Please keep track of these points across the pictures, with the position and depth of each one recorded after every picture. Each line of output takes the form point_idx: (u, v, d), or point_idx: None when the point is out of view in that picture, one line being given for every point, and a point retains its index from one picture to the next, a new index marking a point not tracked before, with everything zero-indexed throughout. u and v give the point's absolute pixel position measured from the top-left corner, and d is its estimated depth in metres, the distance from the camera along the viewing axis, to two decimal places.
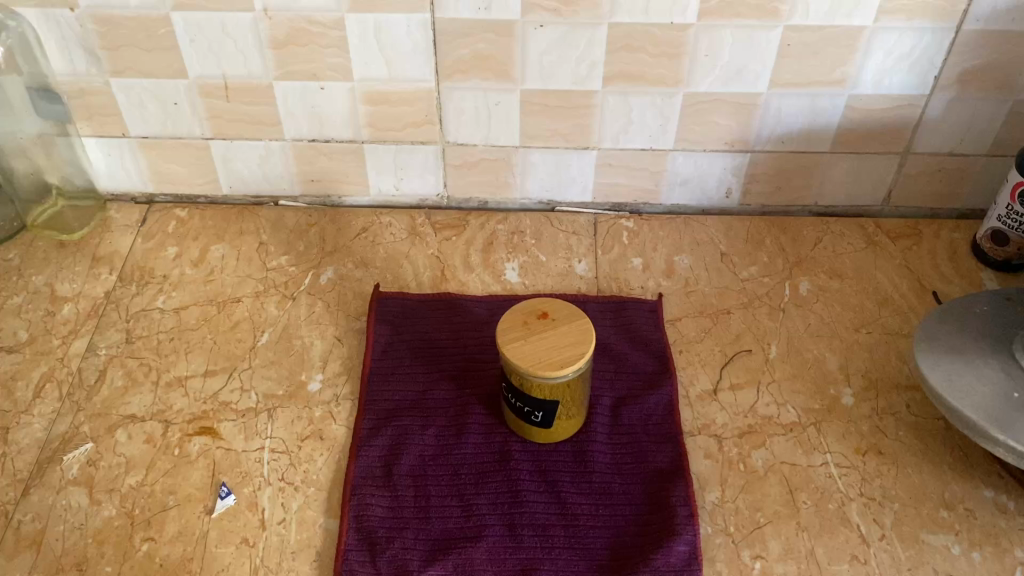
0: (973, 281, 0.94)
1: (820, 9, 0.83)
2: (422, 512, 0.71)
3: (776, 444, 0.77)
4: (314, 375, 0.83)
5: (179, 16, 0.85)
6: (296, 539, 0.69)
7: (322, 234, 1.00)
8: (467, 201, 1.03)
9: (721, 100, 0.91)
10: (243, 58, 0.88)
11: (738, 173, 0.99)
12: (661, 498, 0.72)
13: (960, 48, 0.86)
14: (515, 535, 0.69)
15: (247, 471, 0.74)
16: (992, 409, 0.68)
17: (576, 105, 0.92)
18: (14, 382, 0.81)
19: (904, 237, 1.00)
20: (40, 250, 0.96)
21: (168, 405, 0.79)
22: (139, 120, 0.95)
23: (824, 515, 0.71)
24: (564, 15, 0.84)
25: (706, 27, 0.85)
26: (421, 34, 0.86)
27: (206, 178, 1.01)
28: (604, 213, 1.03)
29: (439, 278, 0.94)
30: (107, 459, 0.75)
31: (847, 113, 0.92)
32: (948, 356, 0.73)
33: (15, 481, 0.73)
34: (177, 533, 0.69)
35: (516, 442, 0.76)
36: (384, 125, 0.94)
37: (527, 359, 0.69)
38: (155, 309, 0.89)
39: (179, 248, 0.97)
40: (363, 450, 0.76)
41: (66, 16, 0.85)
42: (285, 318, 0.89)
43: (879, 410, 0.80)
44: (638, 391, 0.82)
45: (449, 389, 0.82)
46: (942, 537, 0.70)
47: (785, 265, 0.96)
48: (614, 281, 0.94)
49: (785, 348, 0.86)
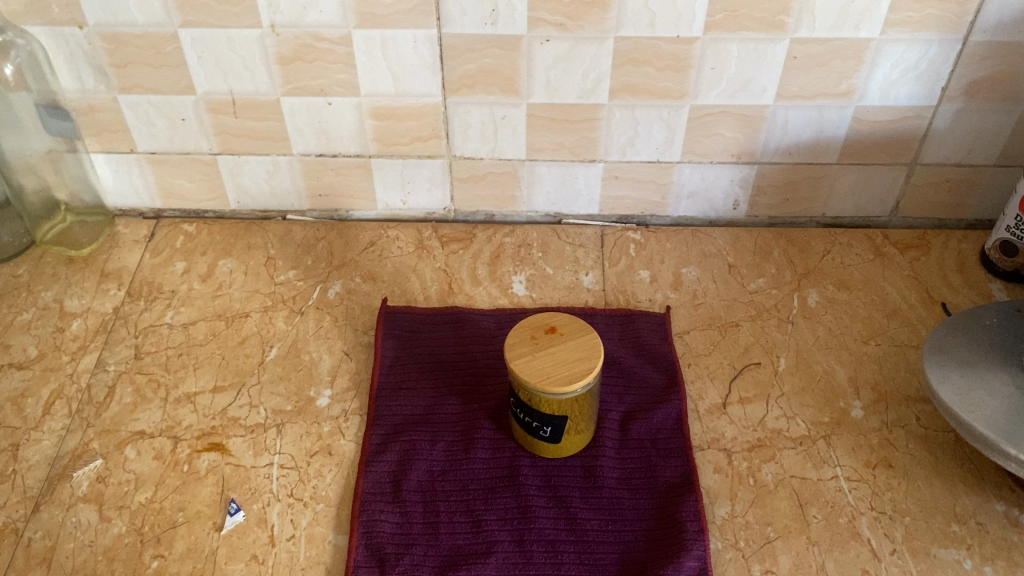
0: (982, 291, 0.93)
1: (826, 21, 0.83)
2: (431, 528, 0.71)
3: (786, 457, 0.77)
4: (323, 390, 0.83)
5: (186, 33, 0.85)
6: (305, 556, 0.69)
7: (329, 248, 1.00)
8: (474, 214, 1.04)
9: (727, 112, 0.91)
10: (251, 75, 0.89)
11: (745, 184, 0.99)
12: (671, 513, 0.72)
13: (966, 59, 0.86)
14: (524, 551, 0.69)
15: (256, 487, 0.74)
16: (1002, 422, 0.68)
17: (582, 118, 0.92)
18: (24, 399, 0.81)
19: (912, 248, 1.00)
20: (49, 266, 0.96)
21: (177, 421, 0.80)
22: (146, 136, 0.95)
23: (834, 530, 0.71)
24: (569, 30, 0.84)
25: (711, 40, 0.85)
26: (428, 51, 0.86)
27: (214, 194, 1.02)
28: (611, 225, 1.03)
29: (446, 291, 0.94)
30: (116, 476, 0.75)
31: (854, 125, 0.92)
32: (957, 370, 0.73)
33: (25, 498, 0.73)
34: (186, 551, 0.69)
35: (525, 457, 0.76)
36: (391, 140, 0.95)
37: (536, 375, 0.69)
38: (164, 324, 0.90)
39: (187, 264, 0.98)
40: (372, 465, 0.76)
41: (74, 34, 0.85)
42: (293, 333, 0.89)
43: (889, 423, 0.80)
44: (646, 405, 0.81)
45: (458, 403, 0.82)
46: (954, 552, 0.69)
47: (793, 277, 0.96)
48: (621, 294, 0.94)
49: (793, 361, 0.86)
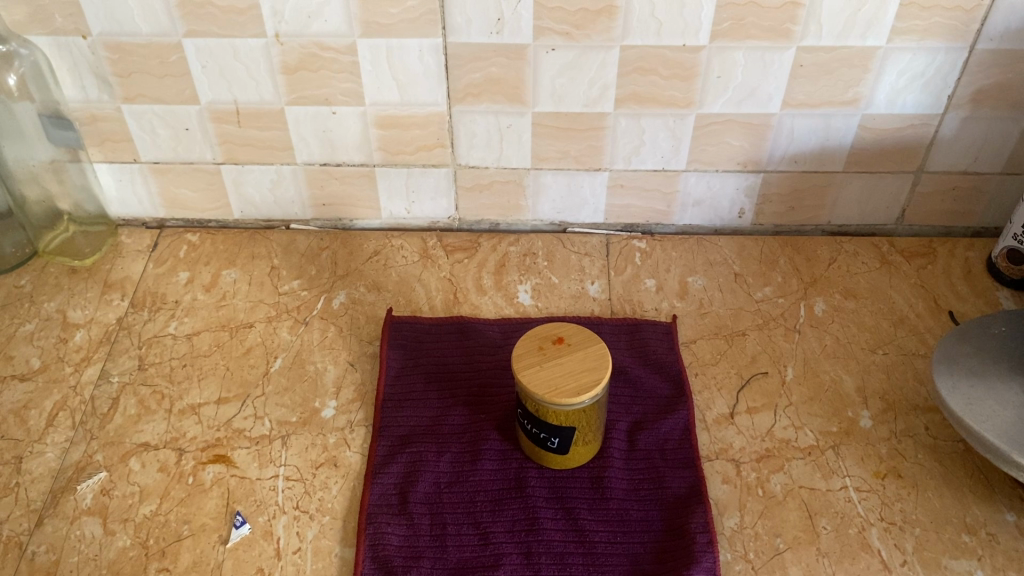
0: (988, 299, 0.93)
1: (833, 29, 0.83)
2: (439, 541, 0.70)
3: (795, 468, 0.76)
4: (328, 401, 0.82)
5: (190, 42, 0.85)
6: (312, 569, 0.68)
7: (333, 257, 1.00)
8: (478, 222, 1.03)
9: (732, 120, 0.91)
10: (256, 85, 0.89)
11: (751, 193, 0.99)
12: (680, 525, 0.71)
13: (973, 66, 0.86)
14: (532, 564, 0.68)
15: (261, 499, 0.73)
16: (1013, 432, 0.67)
17: (587, 127, 0.92)
18: (27, 411, 0.81)
19: (918, 256, 0.99)
20: (51, 276, 0.96)
21: (182, 432, 0.79)
22: (150, 146, 0.95)
23: (844, 541, 0.71)
24: (575, 39, 0.84)
25: (717, 49, 0.84)
26: (432, 59, 0.86)
27: (218, 204, 1.02)
28: (615, 234, 1.03)
29: (451, 300, 0.94)
30: (121, 488, 0.74)
31: (859, 133, 0.92)
32: (967, 380, 0.72)
33: (29, 512, 0.72)
34: (191, 564, 0.69)
35: (533, 468, 0.76)
36: (396, 149, 0.95)
37: (545, 386, 0.68)
38: (168, 335, 0.89)
39: (191, 273, 0.97)
40: (378, 478, 0.75)
41: (78, 44, 0.85)
42: (298, 343, 0.88)
43: (897, 433, 0.80)
44: (653, 415, 0.81)
45: (464, 414, 0.81)
46: (965, 563, 0.69)
47: (799, 285, 0.96)
48: (627, 303, 0.94)
49: (801, 370, 0.86)
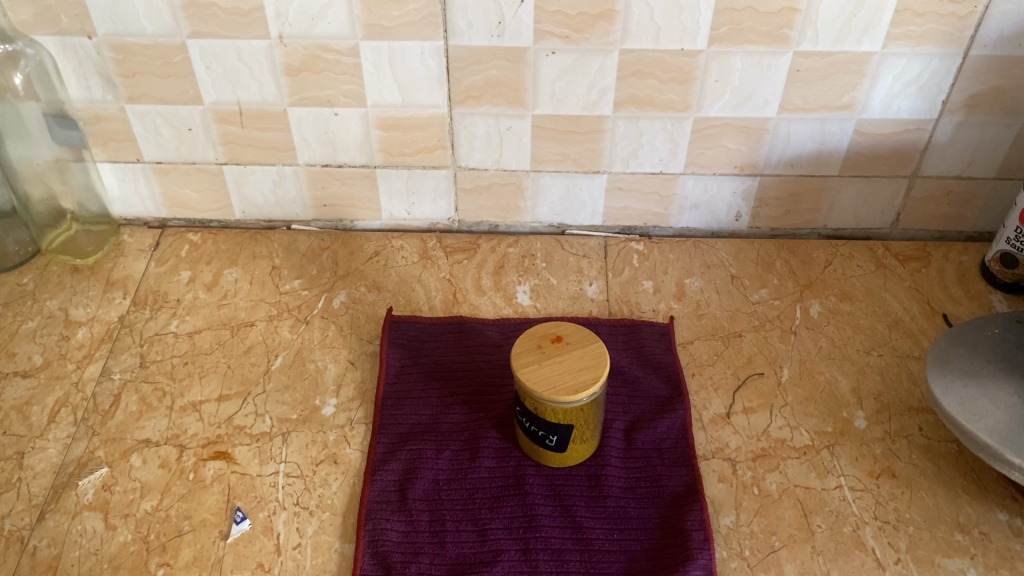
0: (982, 303, 0.94)
1: (829, 35, 0.84)
2: (437, 537, 0.71)
3: (790, 467, 0.77)
4: (328, 399, 0.83)
5: (194, 43, 0.86)
6: (312, 564, 0.69)
7: (334, 257, 1.00)
8: (478, 224, 1.04)
9: (730, 124, 0.92)
10: (258, 86, 0.90)
11: (747, 196, 1.00)
12: (677, 522, 0.72)
13: (966, 72, 0.87)
14: (531, 560, 0.69)
15: (262, 496, 0.74)
16: (1005, 431, 0.68)
17: (586, 130, 0.93)
18: (28, 407, 0.81)
19: (913, 260, 1.01)
20: (53, 275, 0.96)
21: (182, 429, 0.80)
22: (153, 146, 0.96)
23: (838, 539, 0.71)
24: (575, 42, 0.85)
25: (715, 53, 0.86)
26: (434, 62, 0.87)
27: (219, 204, 1.02)
28: (613, 236, 1.04)
29: (451, 301, 0.95)
30: (122, 484, 0.75)
31: (855, 137, 0.93)
32: (960, 381, 0.73)
33: (30, 506, 0.73)
34: (192, 559, 0.69)
35: (530, 466, 0.77)
36: (397, 151, 0.96)
37: (543, 384, 0.69)
38: (169, 333, 0.90)
39: (192, 273, 0.98)
40: (377, 474, 0.76)
41: (84, 44, 0.86)
42: (298, 342, 0.89)
43: (891, 434, 0.80)
44: (650, 415, 0.82)
45: (463, 413, 0.82)
46: (958, 562, 0.70)
47: (795, 287, 0.97)
48: (625, 304, 0.95)
49: (796, 370, 0.87)
